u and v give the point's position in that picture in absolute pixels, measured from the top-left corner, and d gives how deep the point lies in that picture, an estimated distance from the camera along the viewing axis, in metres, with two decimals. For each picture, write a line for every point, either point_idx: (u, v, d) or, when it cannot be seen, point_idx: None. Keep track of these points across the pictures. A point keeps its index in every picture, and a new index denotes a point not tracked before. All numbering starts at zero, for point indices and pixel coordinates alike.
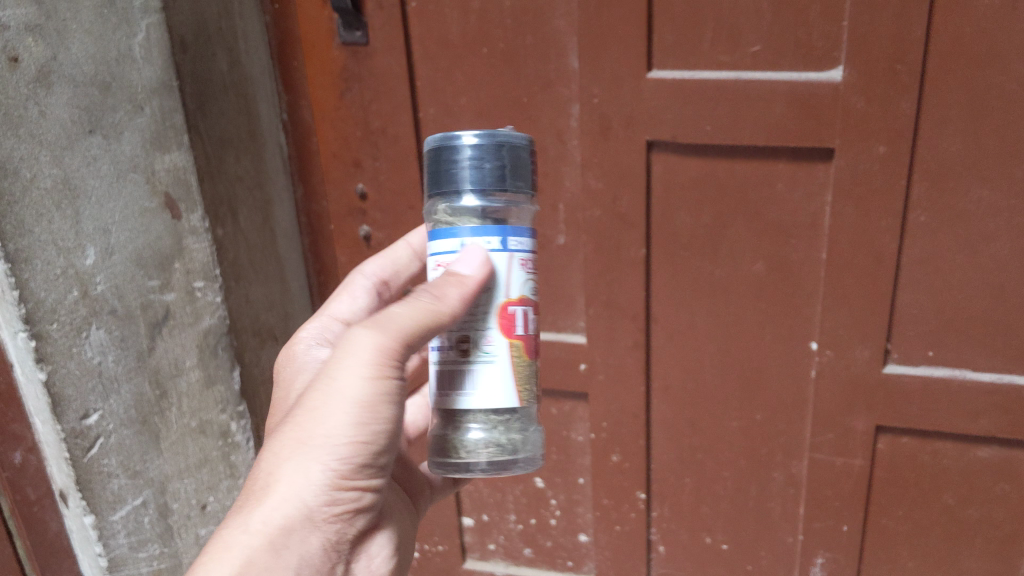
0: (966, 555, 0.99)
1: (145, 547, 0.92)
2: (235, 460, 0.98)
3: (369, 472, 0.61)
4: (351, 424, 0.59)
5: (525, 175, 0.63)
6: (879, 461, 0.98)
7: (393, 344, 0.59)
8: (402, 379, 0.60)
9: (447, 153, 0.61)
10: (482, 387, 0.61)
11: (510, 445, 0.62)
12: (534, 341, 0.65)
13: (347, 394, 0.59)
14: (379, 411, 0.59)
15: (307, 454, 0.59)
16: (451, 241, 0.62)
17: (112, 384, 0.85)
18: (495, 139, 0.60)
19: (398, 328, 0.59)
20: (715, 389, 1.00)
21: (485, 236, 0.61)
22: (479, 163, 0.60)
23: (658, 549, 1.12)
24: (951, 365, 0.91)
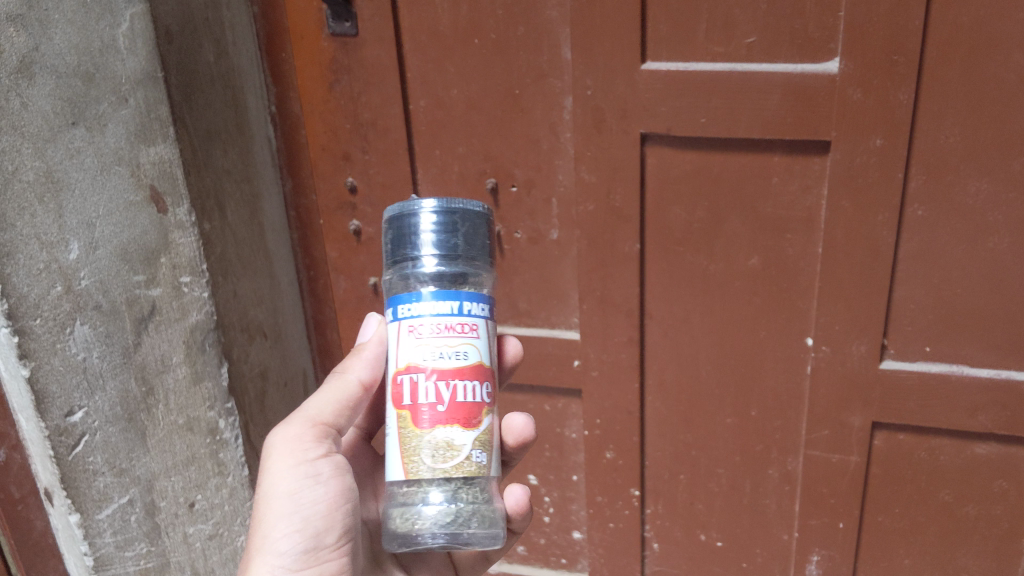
0: (963, 552, 0.98)
1: (131, 546, 0.91)
2: (224, 458, 0.95)
3: (319, 555, 0.69)
4: (282, 512, 0.68)
5: (482, 246, 0.67)
6: (875, 457, 0.96)
7: (309, 431, 0.70)
8: (327, 462, 0.70)
9: (410, 221, 0.65)
10: (391, 461, 0.65)
11: (456, 521, 0.63)
12: (438, 409, 0.63)
13: (273, 487, 0.68)
14: (302, 496, 0.68)
15: (254, 544, 0.68)
16: (412, 305, 0.64)
17: (97, 380, 0.83)
18: (450, 209, 0.65)
19: (313, 416, 0.71)
20: (710, 385, 0.98)
21: (407, 300, 0.64)
22: (438, 231, 0.64)
23: (652, 546, 1.11)
24: (949, 360, 0.90)
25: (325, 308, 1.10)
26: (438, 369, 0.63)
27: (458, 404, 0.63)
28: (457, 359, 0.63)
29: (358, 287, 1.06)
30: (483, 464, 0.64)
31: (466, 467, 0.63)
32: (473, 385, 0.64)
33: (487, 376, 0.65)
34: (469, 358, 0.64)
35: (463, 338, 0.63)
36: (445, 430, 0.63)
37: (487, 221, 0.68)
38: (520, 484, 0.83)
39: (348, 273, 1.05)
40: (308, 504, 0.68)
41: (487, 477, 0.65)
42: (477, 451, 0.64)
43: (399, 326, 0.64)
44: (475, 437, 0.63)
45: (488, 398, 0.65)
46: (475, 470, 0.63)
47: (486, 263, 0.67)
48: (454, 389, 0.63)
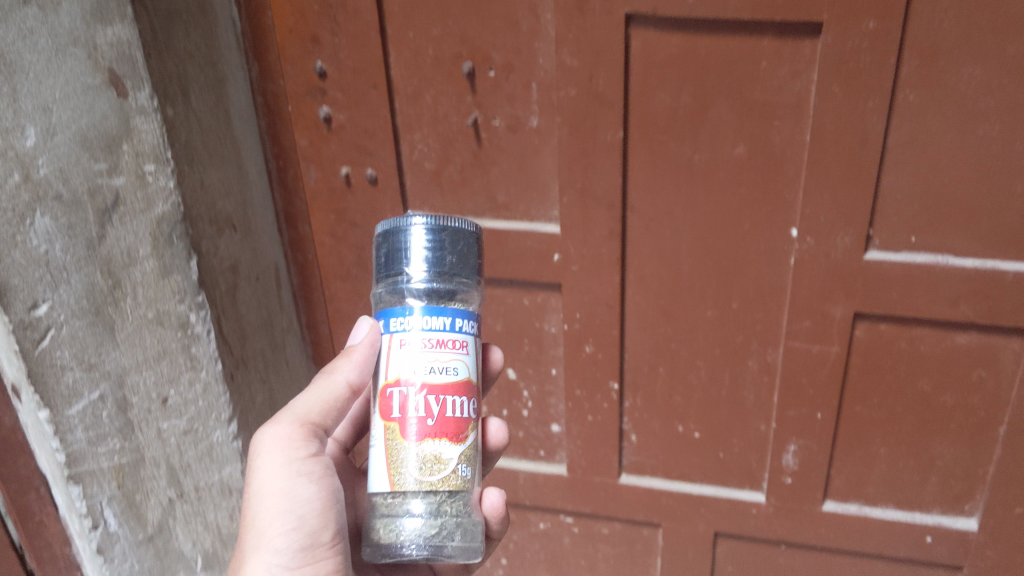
0: (939, 442, 0.99)
1: (104, 442, 0.90)
2: (197, 353, 0.90)
3: (315, 553, 0.71)
4: (276, 511, 0.69)
5: (471, 266, 0.67)
6: (856, 348, 0.96)
7: (297, 430, 0.71)
8: (318, 461, 0.71)
9: (401, 234, 0.66)
10: (376, 471, 0.66)
11: (438, 535, 0.63)
12: (429, 422, 0.64)
13: (265, 486, 0.70)
14: (296, 493, 0.70)
15: (249, 544, 0.70)
16: (402, 319, 0.65)
17: (61, 274, 0.81)
18: (442, 226, 0.66)
19: (300, 415, 0.72)
20: (691, 276, 0.97)
21: (398, 315, 0.65)
22: (429, 246, 0.65)
23: (630, 437, 1.11)
24: (933, 250, 0.88)
25: (295, 200, 1.05)
26: (429, 384, 0.64)
27: (447, 419, 0.65)
28: (448, 374, 0.65)
29: (331, 180, 1.02)
30: (467, 478, 0.65)
31: (452, 480, 0.65)
32: (462, 400, 0.65)
33: (472, 392, 0.67)
34: (459, 373, 0.65)
35: (455, 354, 0.65)
36: (434, 444, 0.64)
37: (476, 241, 0.69)
38: (498, 489, 0.84)
39: (319, 163, 1.02)
40: (303, 503, 0.70)
41: (470, 492, 0.66)
42: (463, 465, 0.65)
43: (390, 338, 0.66)
44: (461, 451, 0.65)
45: (473, 414, 0.67)
46: (460, 484, 0.65)
47: (475, 282, 0.68)
48: (443, 404, 0.65)
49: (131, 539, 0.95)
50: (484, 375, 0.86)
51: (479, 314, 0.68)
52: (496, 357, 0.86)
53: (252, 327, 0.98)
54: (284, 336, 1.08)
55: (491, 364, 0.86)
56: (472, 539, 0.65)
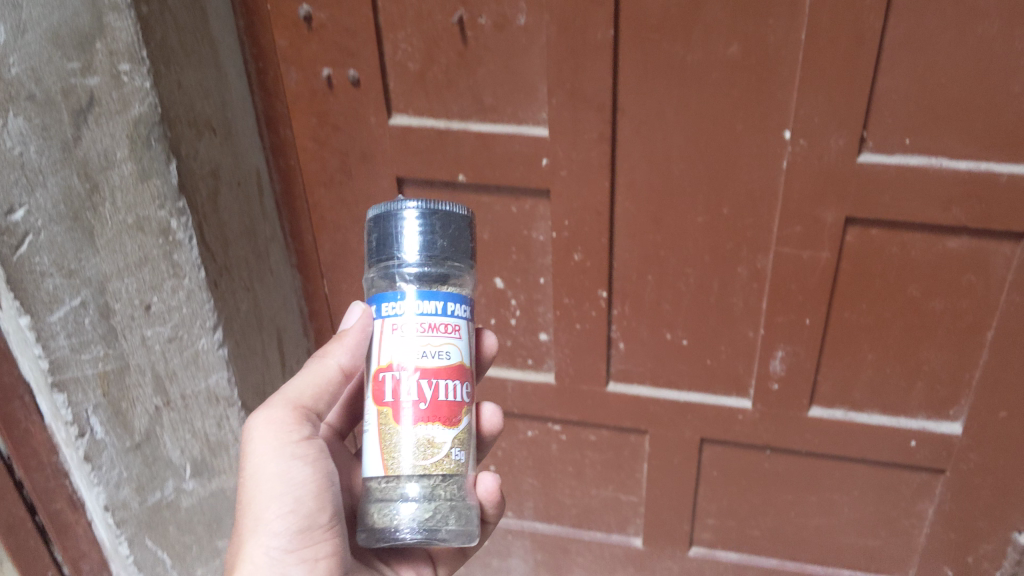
0: (927, 348, 0.99)
1: (87, 349, 0.88)
2: (179, 260, 0.88)
3: (312, 534, 0.73)
4: (272, 495, 0.72)
5: (462, 248, 0.70)
6: (846, 254, 0.95)
7: (288, 414, 0.75)
8: (310, 444, 0.75)
9: (393, 219, 0.68)
10: (371, 456, 0.69)
11: (432, 519, 0.66)
12: (422, 406, 0.67)
13: (260, 470, 0.73)
14: (290, 474, 0.73)
15: (247, 529, 0.73)
16: (396, 304, 0.68)
17: (37, 178, 0.78)
18: (433, 210, 0.68)
19: (291, 400, 0.76)
20: (682, 182, 0.95)
21: (391, 299, 0.68)
22: (420, 231, 0.68)
23: (617, 346, 1.11)
24: (927, 153, 0.87)
25: (276, 104, 1.02)
26: (422, 369, 0.67)
27: (440, 403, 0.68)
28: (440, 357, 0.68)
29: (312, 83, 1.00)
30: (460, 462, 0.69)
31: (446, 464, 0.68)
32: (454, 384, 0.69)
33: (465, 375, 0.70)
34: (452, 357, 0.68)
35: (447, 338, 0.68)
36: (427, 428, 0.67)
37: (467, 222, 0.71)
38: (492, 473, 0.85)
39: (300, 65, 0.99)
40: (298, 484, 0.73)
41: (463, 475, 0.70)
42: (456, 449, 0.69)
43: (383, 322, 0.69)
44: (454, 435, 0.68)
45: (466, 398, 0.70)
46: (453, 468, 0.68)
47: (466, 264, 0.71)
48: (436, 388, 0.68)
49: (119, 447, 0.94)
50: (477, 365, 0.85)
51: (471, 295, 0.71)
52: (489, 343, 0.85)
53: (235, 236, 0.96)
54: (268, 246, 1.06)
55: (484, 351, 0.85)
56: (465, 521, 0.69)
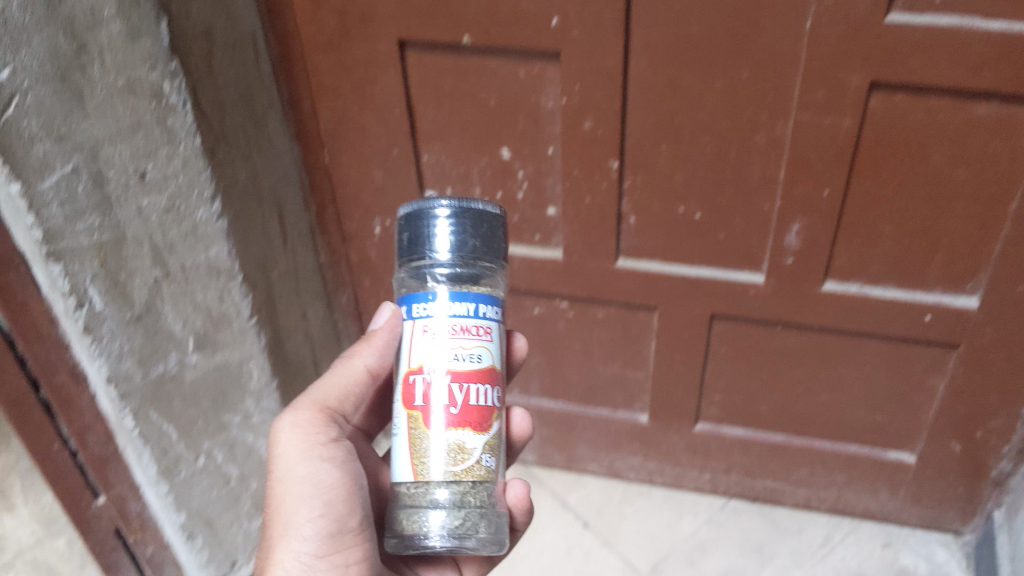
0: (948, 220, 0.95)
1: (82, 219, 0.82)
2: (173, 125, 0.85)
3: (343, 538, 0.75)
4: (301, 496, 0.74)
5: (495, 249, 0.70)
6: (869, 120, 0.90)
7: (314, 417, 0.78)
8: (336, 448, 0.78)
9: (426, 219, 0.68)
10: (400, 461, 0.69)
11: (463, 526, 0.66)
12: (453, 411, 0.67)
13: (290, 473, 0.76)
14: (318, 477, 0.75)
15: (276, 533, 0.74)
16: (427, 305, 0.68)
17: (21, 35, 0.72)
18: (466, 211, 0.68)
19: (317, 403, 0.79)
20: (699, 45, 0.89)
21: (423, 300, 0.69)
22: (453, 232, 0.68)
23: (628, 220, 1.07)
24: (960, 12, 0.80)
25: None
26: (453, 372, 0.67)
27: (470, 407, 0.68)
28: (472, 360, 0.68)
29: None
30: (490, 469, 0.69)
31: (475, 470, 0.68)
32: (485, 388, 0.69)
33: (496, 379, 0.70)
34: (483, 360, 0.68)
35: (478, 341, 0.68)
36: (458, 433, 0.67)
37: (499, 221, 0.71)
38: (522, 481, 0.82)
39: None
40: (325, 486, 0.75)
41: (494, 483, 0.70)
42: (487, 455, 0.69)
43: (414, 324, 0.69)
44: (484, 441, 0.68)
45: (496, 402, 0.70)
46: (483, 475, 0.68)
47: (498, 263, 0.71)
48: (467, 393, 0.68)
49: (119, 318, 0.89)
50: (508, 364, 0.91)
51: (502, 296, 0.71)
52: (518, 345, 0.91)
53: (231, 102, 0.93)
54: (265, 113, 1.01)
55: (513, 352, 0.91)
56: (494, 529, 0.69)
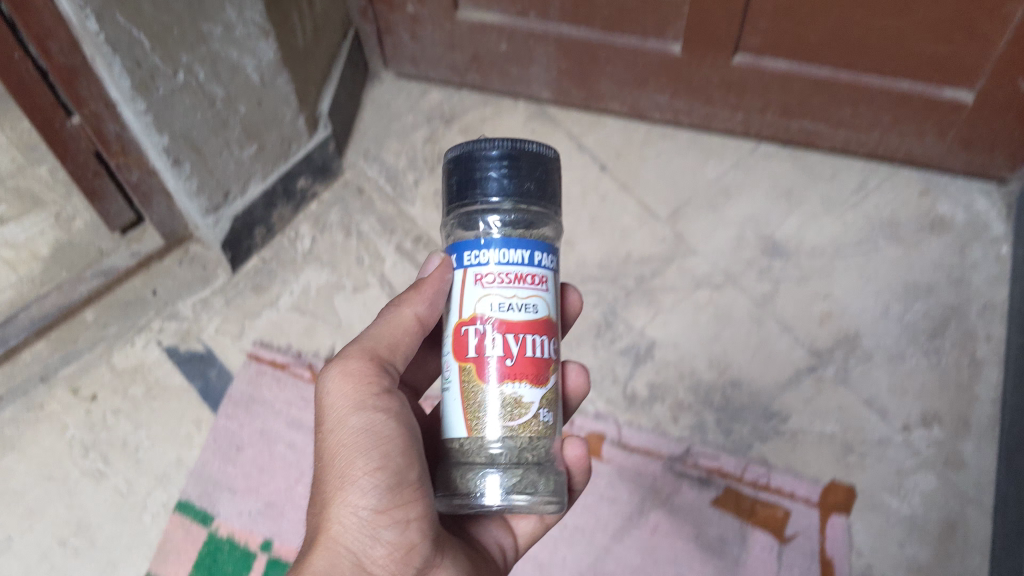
0: None
1: None
2: None
3: (406, 491, 0.58)
4: (354, 449, 0.58)
5: (549, 194, 0.62)
6: None
7: (366, 364, 0.61)
8: (393, 398, 0.61)
9: (478, 162, 0.60)
10: (450, 417, 0.59)
11: (522, 483, 0.56)
12: (508, 363, 0.58)
13: (339, 424, 0.59)
14: (375, 427, 0.59)
15: (329, 493, 0.58)
16: (478, 252, 0.59)
17: None
18: (517, 151, 0.60)
19: (366, 349, 0.63)
20: None
21: (473, 249, 0.59)
22: (504, 175, 0.59)
23: None
24: None
25: None
26: (507, 323, 0.58)
27: (526, 359, 0.58)
28: (527, 311, 0.58)
29: None
30: (550, 424, 0.59)
31: (533, 426, 0.58)
32: (542, 339, 0.59)
33: (552, 332, 0.60)
34: (538, 311, 0.59)
35: (534, 290, 0.59)
36: (513, 387, 0.58)
37: (553, 163, 0.63)
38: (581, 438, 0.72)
39: None
40: (383, 435, 0.58)
41: (553, 440, 0.60)
42: (544, 410, 0.59)
43: (464, 273, 0.59)
44: (543, 395, 0.59)
45: (553, 355, 0.60)
46: (543, 430, 0.59)
47: (555, 213, 0.62)
48: (523, 344, 0.58)
49: None
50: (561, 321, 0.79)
51: (557, 245, 0.62)
52: (571, 297, 0.78)
53: None
54: None
55: (565, 304, 0.79)
56: (555, 489, 0.59)
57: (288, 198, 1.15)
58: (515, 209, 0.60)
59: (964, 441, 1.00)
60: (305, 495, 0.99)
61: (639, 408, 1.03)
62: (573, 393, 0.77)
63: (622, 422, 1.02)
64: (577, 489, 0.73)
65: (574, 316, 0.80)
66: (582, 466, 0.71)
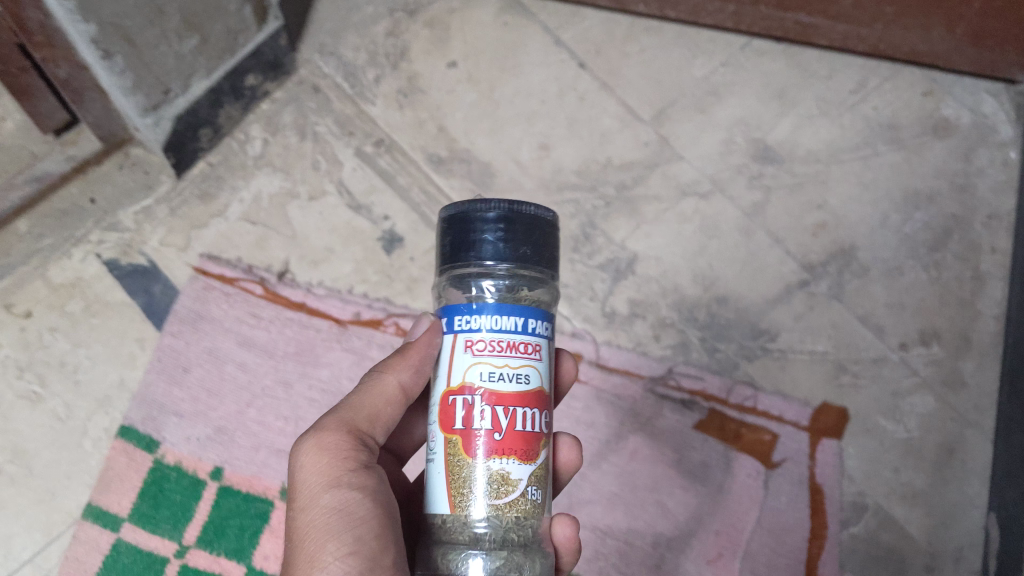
0: None
1: None
2: None
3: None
4: (327, 533, 0.55)
5: (546, 258, 0.60)
6: None
7: (343, 439, 0.59)
8: (371, 478, 0.59)
9: (474, 224, 0.58)
10: (433, 490, 0.56)
11: (506, 565, 0.54)
12: (496, 437, 0.55)
13: (314, 504, 0.57)
14: (349, 508, 0.56)
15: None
16: (470, 317, 0.56)
17: None
18: (514, 214, 0.58)
19: (344, 421, 0.60)
20: None
21: (465, 313, 0.56)
22: (499, 238, 0.58)
23: None
24: None
25: None
26: (495, 394, 0.55)
27: (515, 433, 0.55)
28: (519, 382, 0.55)
29: None
30: (538, 502, 0.56)
31: (521, 505, 0.55)
32: (533, 412, 0.56)
33: (546, 405, 0.57)
34: (531, 382, 0.56)
35: (526, 360, 0.56)
36: (500, 462, 0.54)
37: (552, 226, 0.61)
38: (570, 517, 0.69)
39: None
40: (357, 519, 0.56)
41: (541, 518, 0.57)
42: (533, 487, 0.56)
43: (454, 338, 0.57)
44: (532, 471, 0.55)
45: (545, 428, 0.57)
46: (530, 510, 0.55)
47: (551, 277, 0.60)
48: (512, 416, 0.55)
49: None
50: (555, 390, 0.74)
51: (553, 312, 0.60)
52: (567, 368, 0.74)
53: None
54: None
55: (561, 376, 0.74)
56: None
57: (235, 97, 1.01)
58: (510, 274, 0.58)
59: (965, 359, 0.95)
60: (258, 420, 0.93)
61: (618, 326, 0.96)
62: (564, 467, 0.74)
63: (600, 340, 0.95)
64: (565, 571, 0.69)
65: (569, 386, 0.75)
66: (570, 546, 0.67)
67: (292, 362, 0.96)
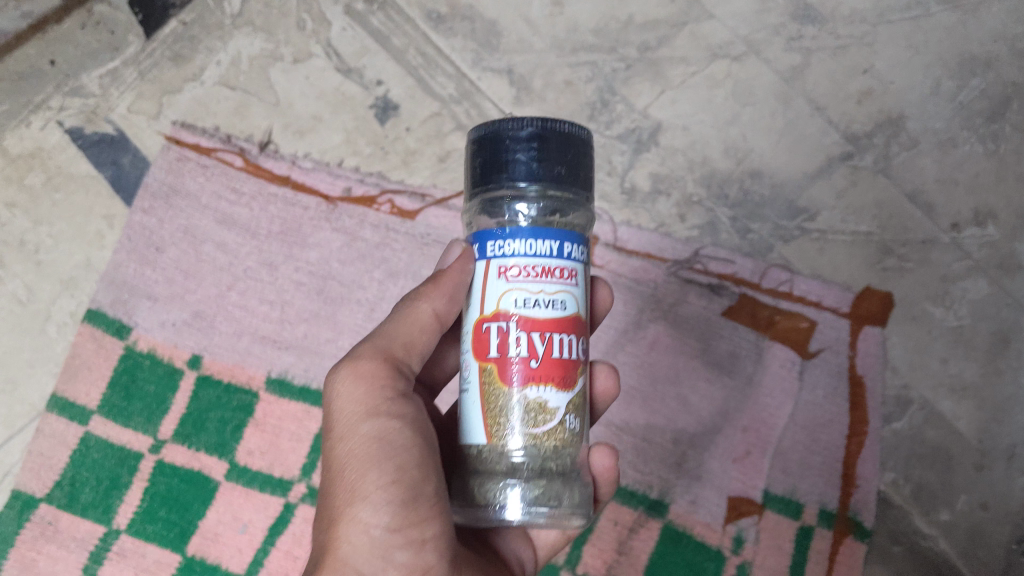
0: None
1: None
2: None
3: (420, 509, 0.52)
4: (366, 461, 0.52)
5: (582, 178, 0.56)
6: None
7: (379, 366, 0.55)
8: (410, 405, 0.55)
9: (504, 142, 0.55)
10: (468, 421, 0.55)
11: (545, 495, 0.52)
12: (532, 364, 0.53)
13: (351, 432, 0.53)
14: (388, 436, 0.53)
15: (337, 509, 0.52)
16: (502, 242, 0.54)
17: None
18: (547, 131, 0.55)
19: (380, 348, 0.57)
20: None
21: (497, 238, 0.54)
22: (531, 157, 0.54)
23: None
24: None
25: None
26: (531, 320, 0.53)
27: (552, 361, 0.53)
28: (553, 309, 0.53)
29: None
30: (576, 431, 0.54)
31: (559, 434, 0.53)
32: (568, 339, 0.54)
33: (582, 331, 0.55)
34: (566, 308, 0.54)
35: (562, 285, 0.54)
36: (537, 390, 0.53)
37: (586, 145, 0.58)
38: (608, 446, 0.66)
39: None
40: (397, 446, 0.53)
41: (579, 447, 0.55)
42: (571, 416, 0.54)
43: (487, 264, 0.54)
44: (569, 399, 0.54)
45: (582, 356, 0.55)
46: (567, 438, 0.54)
47: (585, 199, 0.57)
48: (548, 343, 0.53)
49: None
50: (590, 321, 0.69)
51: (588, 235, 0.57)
52: (603, 294, 0.69)
53: None
54: None
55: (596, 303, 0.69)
56: (580, 504, 0.54)
57: None
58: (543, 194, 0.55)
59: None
60: (240, 304, 0.84)
61: (638, 205, 0.86)
62: (601, 396, 0.70)
63: (618, 221, 0.86)
64: (604, 502, 0.67)
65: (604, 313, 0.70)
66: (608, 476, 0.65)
67: (277, 242, 0.85)
